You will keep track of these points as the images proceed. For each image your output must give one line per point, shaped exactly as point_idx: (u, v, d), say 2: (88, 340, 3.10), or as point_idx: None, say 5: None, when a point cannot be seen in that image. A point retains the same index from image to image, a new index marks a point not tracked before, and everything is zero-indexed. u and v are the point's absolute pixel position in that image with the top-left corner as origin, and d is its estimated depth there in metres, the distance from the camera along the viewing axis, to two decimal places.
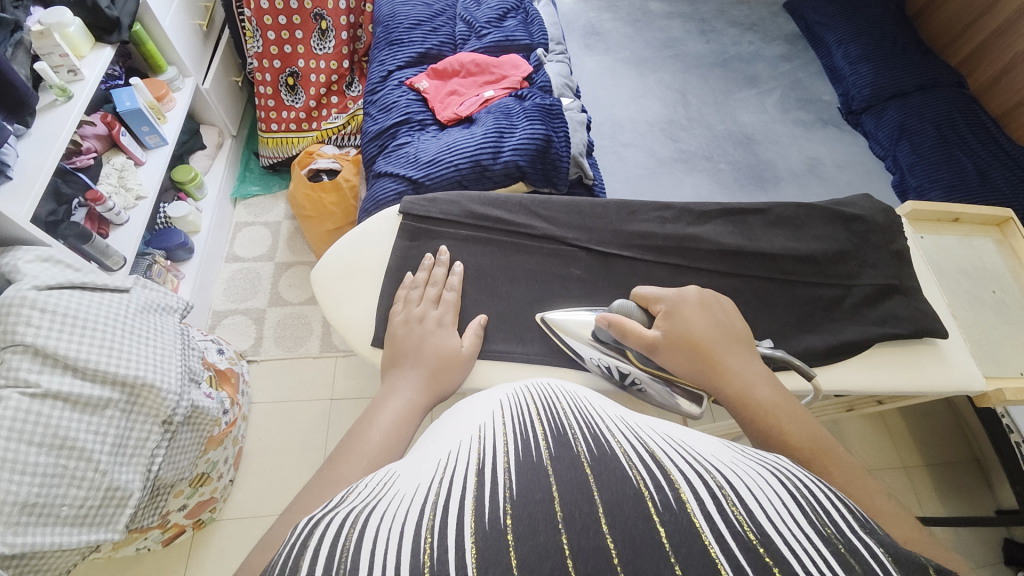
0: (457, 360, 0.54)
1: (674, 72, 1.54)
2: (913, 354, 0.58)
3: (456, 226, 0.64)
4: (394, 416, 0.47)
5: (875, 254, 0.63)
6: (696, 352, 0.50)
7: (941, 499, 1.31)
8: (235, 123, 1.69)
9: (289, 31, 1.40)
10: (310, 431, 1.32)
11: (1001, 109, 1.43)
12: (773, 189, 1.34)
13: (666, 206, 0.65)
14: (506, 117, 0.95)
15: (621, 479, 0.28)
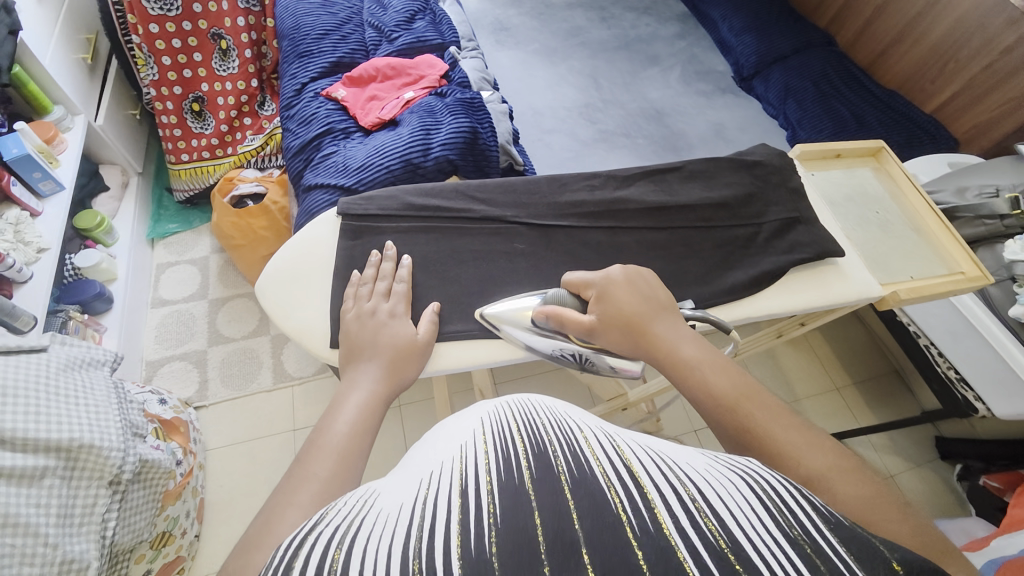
0: (413, 348, 0.55)
1: (583, 59, 1.62)
2: (820, 275, 0.66)
3: (398, 220, 0.65)
4: (358, 410, 0.47)
5: (776, 193, 0.71)
6: (627, 327, 0.53)
7: (872, 410, 1.48)
8: (139, 159, 1.58)
9: (187, 55, 1.33)
10: (275, 467, 1.26)
11: (869, 59, 1.60)
12: (688, 155, 1.45)
13: (593, 174, 0.69)
14: (430, 115, 0.96)
15: (601, 502, 0.30)
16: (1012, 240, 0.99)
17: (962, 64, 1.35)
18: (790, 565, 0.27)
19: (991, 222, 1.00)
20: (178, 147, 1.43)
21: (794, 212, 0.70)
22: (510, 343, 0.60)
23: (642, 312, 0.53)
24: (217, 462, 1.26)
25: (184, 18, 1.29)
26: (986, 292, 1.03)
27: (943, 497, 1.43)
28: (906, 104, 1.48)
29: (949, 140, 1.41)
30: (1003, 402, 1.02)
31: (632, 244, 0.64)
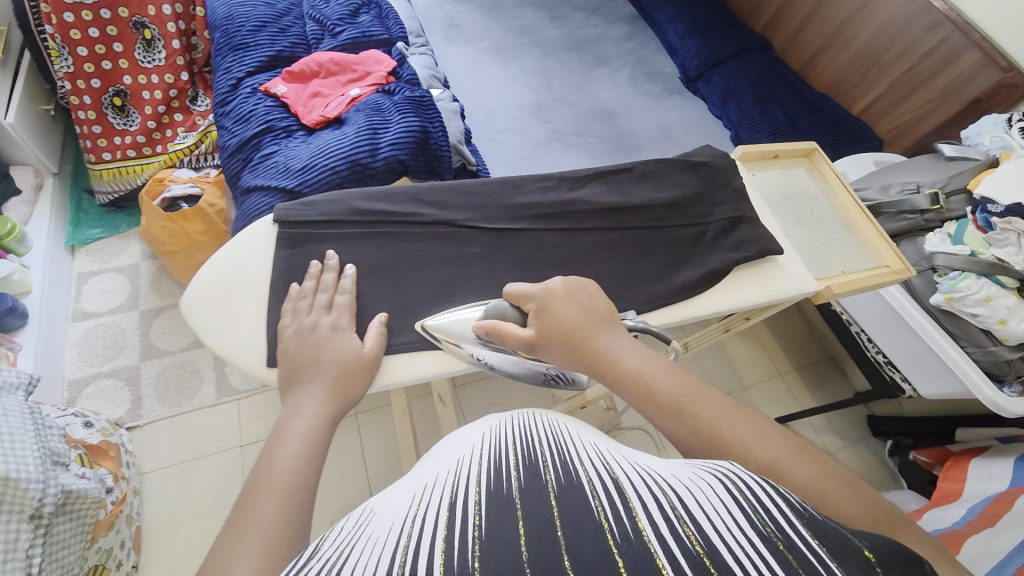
0: (360, 363, 0.53)
1: (534, 58, 1.64)
2: (763, 272, 0.69)
3: (341, 225, 0.62)
4: (303, 438, 0.45)
5: (721, 192, 0.73)
6: (569, 345, 0.50)
7: (812, 394, 1.58)
8: (55, 158, 1.43)
9: (105, 45, 1.22)
10: (220, 485, 1.18)
11: (801, 64, 1.70)
12: (637, 154, 1.49)
13: (545, 176, 0.68)
14: (377, 113, 0.93)
15: (584, 516, 0.31)
16: (931, 233, 1.06)
17: (883, 70, 1.46)
18: (764, 564, 0.27)
19: (912, 216, 1.07)
20: (98, 145, 1.30)
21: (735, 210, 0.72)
22: (466, 351, 0.59)
23: (584, 322, 0.52)
24: (154, 485, 1.16)
25: (102, 6, 1.18)
26: (909, 281, 1.08)
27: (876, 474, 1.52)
28: (834, 107, 1.59)
29: (874, 140, 1.51)
30: (927, 383, 1.12)
31: (586, 245, 0.64)
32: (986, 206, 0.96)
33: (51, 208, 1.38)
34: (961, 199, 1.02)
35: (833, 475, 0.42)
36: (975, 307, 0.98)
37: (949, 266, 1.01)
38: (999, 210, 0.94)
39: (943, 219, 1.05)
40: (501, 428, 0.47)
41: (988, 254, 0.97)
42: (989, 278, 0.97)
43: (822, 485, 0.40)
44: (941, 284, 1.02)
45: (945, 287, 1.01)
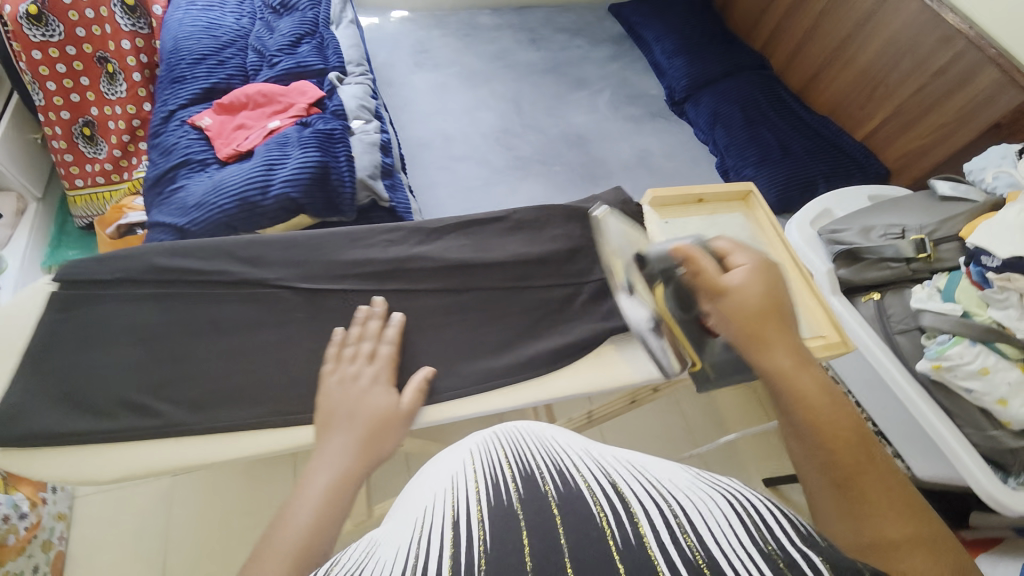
0: (392, 417, 0.54)
1: (507, 81, 1.56)
2: (639, 347, 0.66)
3: (141, 284, 0.63)
4: (317, 499, 0.43)
5: (599, 252, 0.69)
6: (755, 321, 0.49)
7: None
8: (41, 186, 1.51)
9: (72, 79, 1.26)
10: (147, 513, 1.16)
11: (801, 83, 1.54)
12: (606, 184, 1.38)
13: (395, 228, 0.70)
14: (279, 147, 0.89)
15: (585, 518, 0.34)
16: (920, 284, 0.91)
17: (892, 89, 1.27)
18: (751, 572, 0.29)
19: (896, 265, 0.92)
20: (71, 172, 1.34)
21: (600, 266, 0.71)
22: (299, 429, 0.58)
23: (768, 310, 0.49)
24: (86, 512, 1.15)
25: (67, 43, 1.23)
26: (895, 341, 0.91)
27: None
28: (838, 131, 1.42)
29: (879, 169, 1.32)
30: (921, 459, 0.95)
31: (419, 309, 0.66)
32: (979, 257, 0.79)
33: (31, 232, 1.43)
34: (954, 247, 0.87)
35: (929, 525, 0.38)
36: (968, 381, 0.81)
37: (937, 328, 0.84)
38: (995, 264, 0.77)
39: (933, 270, 0.89)
40: (487, 436, 0.49)
41: (987, 316, 0.80)
42: (986, 344, 0.79)
43: (906, 537, 0.37)
44: (928, 349, 0.85)
45: (932, 352, 0.84)
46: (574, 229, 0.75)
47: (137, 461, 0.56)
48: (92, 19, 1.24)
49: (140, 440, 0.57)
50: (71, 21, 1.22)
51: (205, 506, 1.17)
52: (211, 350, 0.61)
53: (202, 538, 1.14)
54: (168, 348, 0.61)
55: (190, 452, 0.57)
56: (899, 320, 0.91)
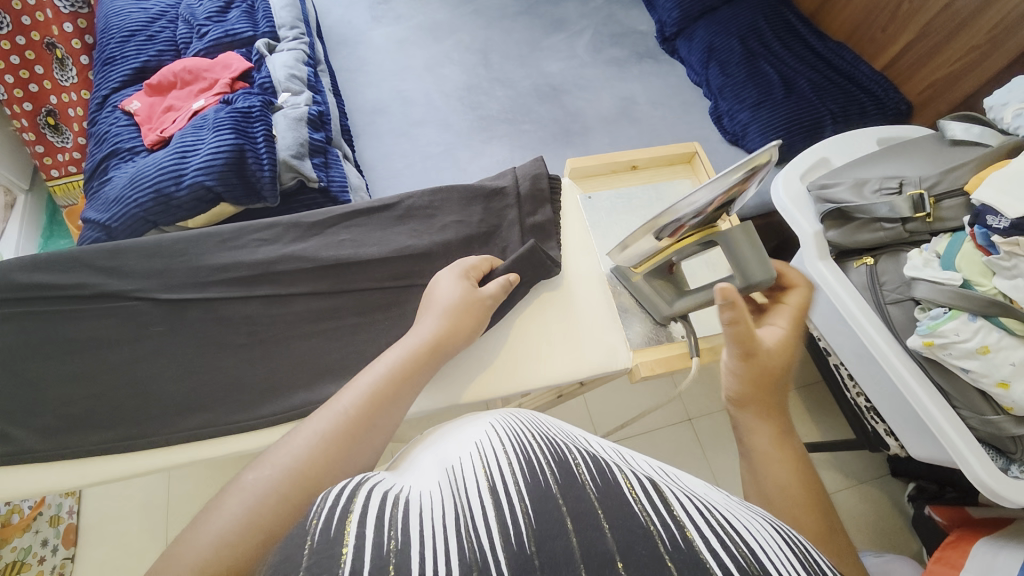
0: (475, 302, 0.61)
1: (474, 30, 1.33)
2: (548, 340, 0.69)
3: (2, 304, 0.63)
4: (386, 368, 0.52)
5: (511, 231, 0.71)
6: (759, 395, 0.46)
7: (813, 420, 1.20)
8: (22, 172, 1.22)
9: (26, 68, 1.06)
10: (147, 493, 1.12)
11: (814, 5, 1.29)
12: (582, 142, 1.18)
13: (274, 223, 0.69)
14: (196, 131, 0.84)
15: (629, 514, 0.28)
16: (917, 248, 0.78)
17: (918, 5, 1.05)
18: None
19: (891, 226, 0.79)
20: (45, 165, 1.11)
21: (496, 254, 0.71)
22: (180, 447, 0.62)
23: (749, 385, 0.46)
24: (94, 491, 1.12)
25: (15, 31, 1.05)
26: (885, 312, 0.79)
27: (900, 536, 1.10)
28: (854, 60, 1.18)
29: (901, 104, 1.11)
30: (916, 443, 0.79)
31: (287, 316, 0.67)
32: (985, 216, 0.67)
33: (21, 223, 1.17)
34: (959, 204, 0.75)
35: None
36: (965, 360, 0.69)
37: (932, 300, 0.72)
38: (1002, 225, 0.65)
39: (933, 231, 0.77)
40: (509, 416, 0.43)
41: (991, 287, 0.68)
42: (988, 319, 0.68)
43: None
44: (920, 323, 0.73)
45: (923, 327, 0.72)
46: (474, 213, 0.72)
47: (45, 479, 0.60)
48: (33, 5, 1.06)
49: (44, 463, 0.61)
50: (15, 9, 1.04)
51: (197, 485, 1.13)
52: (97, 362, 0.63)
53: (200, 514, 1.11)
54: (62, 365, 0.63)
55: (96, 469, 0.61)
56: (893, 288, 0.79)
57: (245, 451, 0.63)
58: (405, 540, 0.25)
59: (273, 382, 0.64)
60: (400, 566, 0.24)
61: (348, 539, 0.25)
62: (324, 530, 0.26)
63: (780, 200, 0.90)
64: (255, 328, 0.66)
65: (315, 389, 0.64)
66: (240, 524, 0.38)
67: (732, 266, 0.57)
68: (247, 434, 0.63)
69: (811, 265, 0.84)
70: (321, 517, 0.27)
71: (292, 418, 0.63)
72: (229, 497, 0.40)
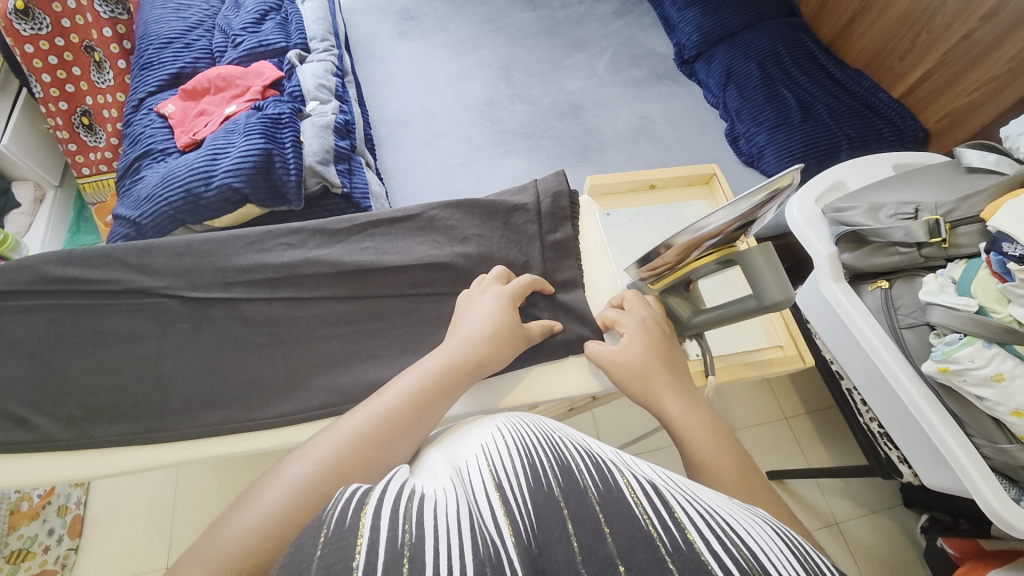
0: (518, 331, 0.61)
1: (497, 48, 1.36)
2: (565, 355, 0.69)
3: (35, 296, 0.66)
4: (417, 379, 0.52)
5: (532, 246, 0.73)
6: (643, 380, 0.56)
7: (823, 446, 1.19)
8: (57, 168, 1.26)
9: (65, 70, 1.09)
10: (153, 489, 1.12)
11: (833, 33, 1.31)
12: (598, 158, 1.20)
13: (298, 228, 0.72)
14: (227, 135, 0.88)
15: (631, 521, 0.29)
16: (932, 273, 0.78)
17: (936, 35, 1.06)
18: None
19: (906, 251, 0.80)
20: (76, 162, 1.13)
21: (515, 265, 0.72)
22: (197, 443, 0.63)
23: (658, 373, 0.56)
24: (103, 483, 1.13)
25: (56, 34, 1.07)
26: (900, 336, 0.79)
27: (911, 569, 1.08)
28: (871, 87, 1.20)
29: (917, 132, 1.12)
30: (928, 471, 0.78)
31: (308, 318, 0.68)
32: (1000, 243, 0.67)
33: (50, 216, 1.20)
34: (974, 231, 0.74)
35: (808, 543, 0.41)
36: (979, 388, 0.69)
37: (947, 326, 0.72)
38: (1018, 252, 0.65)
39: (948, 257, 0.77)
40: (514, 419, 0.45)
41: (1007, 314, 0.68)
42: (1003, 347, 0.68)
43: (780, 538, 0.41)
44: (934, 348, 0.73)
45: (938, 353, 0.71)
46: (493, 226, 0.74)
47: (68, 466, 0.62)
48: (74, 8, 1.09)
49: (64, 451, 0.62)
50: (55, 10, 1.06)
51: (205, 482, 1.13)
52: (125, 355, 0.65)
53: (204, 512, 1.10)
54: (88, 357, 0.65)
55: (115, 461, 0.62)
56: (908, 313, 0.79)
57: (262, 449, 0.64)
58: (417, 532, 0.26)
59: (292, 381, 0.66)
60: (413, 560, 0.25)
61: (362, 530, 0.26)
62: (340, 521, 0.27)
63: (795, 220, 0.92)
64: (277, 329, 0.67)
65: (333, 389, 0.65)
66: (278, 517, 0.39)
67: (751, 283, 0.58)
68: (266, 431, 0.64)
69: (824, 286, 0.85)
70: (337, 510, 0.28)
71: (312, 417, 0.64)
72: (267, 486, 0.41)
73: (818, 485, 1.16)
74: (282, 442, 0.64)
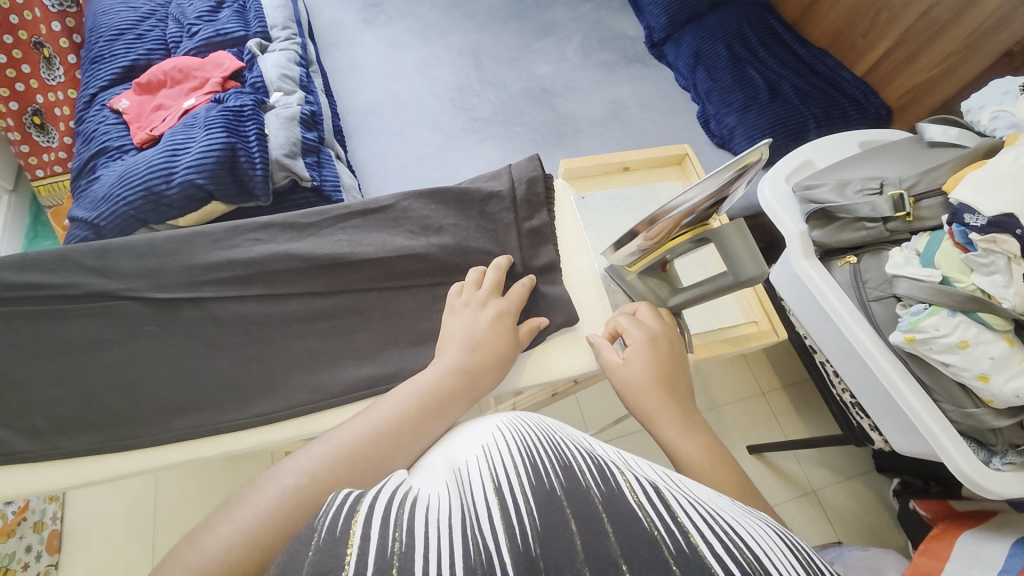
0: (508, 341, 0.62)
1: (465, 33, 1.34)
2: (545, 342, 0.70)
3: None
4: (412, 396, 0.52)
5: (509, 233, 0.72)
6: (646, 393, 0.55)
7: (800, 417, 1.23)
8: (9, 171, 1.19)
9: (13, 68, 1.03)
10: (133, 499, 1.09)
11: (797, 13, 1.32)
12: (573, 144, 1.20)
13: (267, 223, 0.69)
14: (187, 130, 0.84)
15: (634, 521, 0.28)
16: (897, 247, 0.81)
17: (896, 13, 1.08)
18: None
19: (872, 225, 0.81)
20: (28, 165, 1.06)
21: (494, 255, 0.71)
22: (173, 447, 0.62)
23: (658, 388, 0.55)
24: (79, 494, 1.09)
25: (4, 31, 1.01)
26: (868, 309, 0.81)
27: (884, 530, 1.13)
28: (835, 66, 1.22)
29: (880, 109, 1.15)
30: (899, 437, 0.82)
31: (282, 315, 0.66)
32: (962, 215, 0.69)
33: (5, 221, 1.14)
34: (937, 204, 0.77)
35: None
36: (945, 355, 0.71)
37: (912, 297, 0.74)
38: (979, 223, 0.67)
39: (913, 230, 0.80)
40: (515, 416, 0.44)
41: (969, 283, 0.71)
42: (967, 315, 0.70)
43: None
44: (901, 319, 0.75)
45: (905, 323, 0.74)
46: (468, 215, 0.73)
47: (36, 479, 0.59)
48: (20, 4, 1.03)
49: (29, 465, 0.60)
50: (1, 7, 1.01)
51: (184, 489, 1.10)
52: (89, 362, 0.62)
53: (186, 517, 1.08)
54: (50, 366, 0.62)
55: (87, 471, 0.60)
56: (875, 286, 0.81)
57: (242, 450, 0.62)
58: (406, 541, 0.25)
59: (269, 380, 0.64)
60: (402, 568, 0.24)
61: (352, 539, 0.25)
62: (330, 529, 0.26)
63: (767, 199, 0.94)
64: (250, 328, 0.65)
65: (312, 386, 0.64)
66: (265, 523, 0.38)
67: (726, 262, 0.58)
68: (245, 432, 0.63)
69: (795, 263, 0.87)
70: (329, 515, 0.27)
71: (292, 415, 0.63)
72: (255, 494, 0.40)
73: (796, 456, 1.20)
74: (261, 442, 0.63)
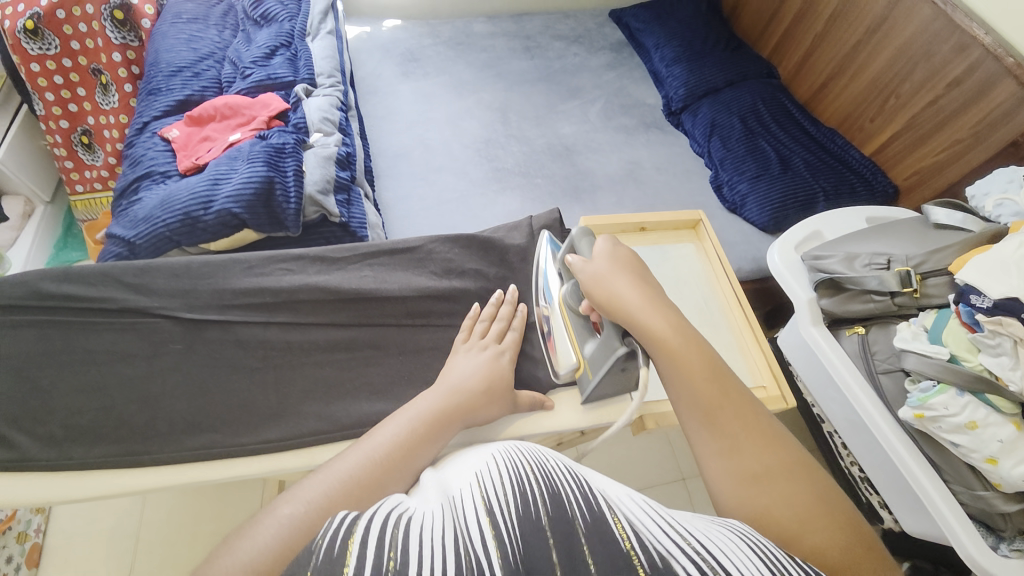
0: (502, 375, 0.63)
1: (495, 91, 1.43)
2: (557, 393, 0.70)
3: (26, 311, 0.65)
4: (408, 423, 0.53)
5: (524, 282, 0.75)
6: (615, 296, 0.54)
7: None
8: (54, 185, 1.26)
9: (70, 90, 1.11)
10: (117, 519, 1.06)
11: (808, 94, 1.39)
12: (589, 199, 1.25)
13: (298, 255, 0.72)
14: (230, 161, 0.90)
15: (611, 547, 0.29)
16: (906, 321, 0.82)
17: (903, 100, 1.14)
18: None
19: (880, 298, 0.83)
20: (71, 179, 1.14)
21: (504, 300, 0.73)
22: (181, 467, 0.62)
23: (622, 281, 0.54)
24: (66, 508, 1.07)
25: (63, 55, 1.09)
26: (876, 381, 0.82)
27: None
28: (844, 145, 1.28)
29: (888, 187, 1.19)
30: (908, 518, 0.79)
31: (304, 343, 0.68)
32: (968, 295, 0.70)
33: (37, 232, 1.19)
34: (944, 282, 0.79)
35: (780, 454, 0.43)
36: (954, 434, 0.71)
37: (921, 372, 0.75)
38: (985, 304, 0.68)
39: (920, 306, 0.81)
40: (509, 446, 0.45)
41: (977, 363, 0.70)
42: (976, 395, 0.70)
43: (773, 469, 0.42)
44: (911, 395, 0.76)
45: (914, 399, 0.74)
46: (489, 261, 0.76)
47: (45, 488, 0.60)
48: (84, 32, 1.10)
49: (36, 473, 0.60)
50: (66, 33, 1.08)
51: (172, 514, 1.07)
52: (113, 374, 0.64)
53: (168, 543, 1.04)
54: (75, 377, 0.64)
55: (93, 484, 0.60)
56: (883, 358, 0.82)
57: (247, 476, 0.62)
58: (402, 558, 0.26)
59: (282, 406, 0.65)
60: None
61: (348, 559, 0.26)
62: (327, 550, 0.27)
63: (776, 265, 0.96)
64: (270, 354, 0.67)
65: (324, 417, 0.65)
66: (269, 553, 0.39)
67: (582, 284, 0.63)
68: (252, 457, 0.63)
69: (804, 330, 0.89)
70: (326, 537, 0.28)
71: (300, 445, 0.63)
72: (260, 524, 0.41)
73: None
74: (266, 470, 0.62)
